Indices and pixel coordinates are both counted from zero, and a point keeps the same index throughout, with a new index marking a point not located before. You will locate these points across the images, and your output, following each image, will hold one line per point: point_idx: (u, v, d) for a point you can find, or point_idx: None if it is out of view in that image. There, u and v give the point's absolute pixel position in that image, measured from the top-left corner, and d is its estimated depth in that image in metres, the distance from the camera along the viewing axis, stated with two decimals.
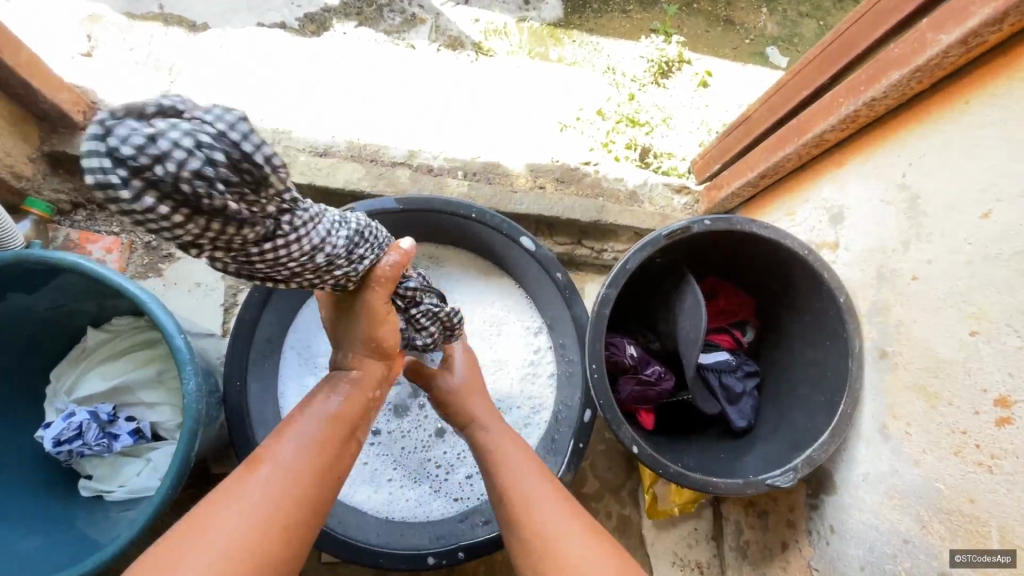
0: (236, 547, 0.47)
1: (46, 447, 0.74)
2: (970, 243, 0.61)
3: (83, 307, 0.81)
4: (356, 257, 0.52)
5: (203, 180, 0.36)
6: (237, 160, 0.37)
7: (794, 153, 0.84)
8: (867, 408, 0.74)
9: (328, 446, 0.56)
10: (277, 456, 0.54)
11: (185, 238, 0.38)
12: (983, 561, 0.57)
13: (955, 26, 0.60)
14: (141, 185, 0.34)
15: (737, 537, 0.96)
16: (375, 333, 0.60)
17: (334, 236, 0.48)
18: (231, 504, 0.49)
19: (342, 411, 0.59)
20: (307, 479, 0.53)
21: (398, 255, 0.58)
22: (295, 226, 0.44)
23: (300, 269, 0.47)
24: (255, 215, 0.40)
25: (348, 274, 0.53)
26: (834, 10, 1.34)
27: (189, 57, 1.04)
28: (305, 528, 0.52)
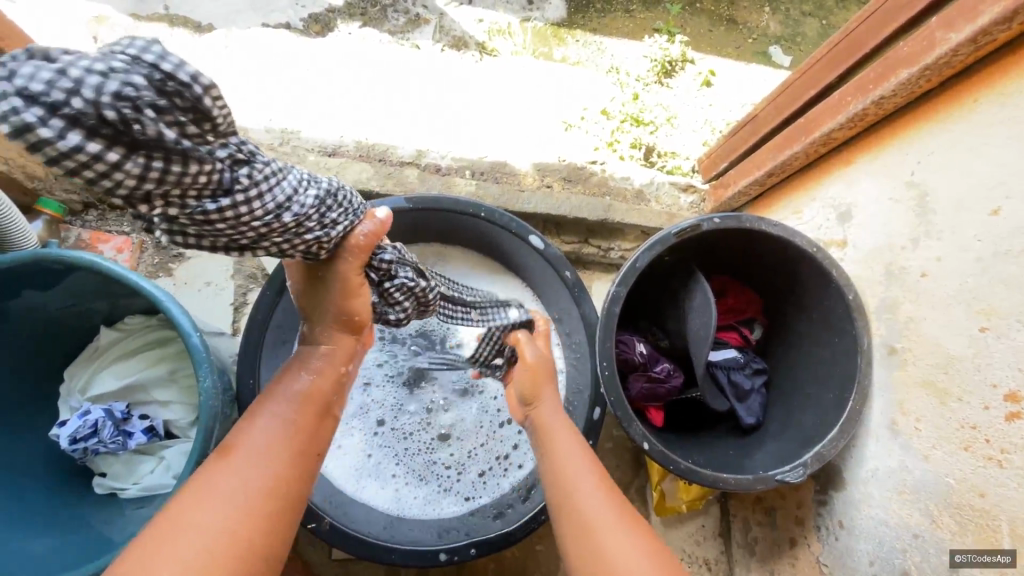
0: (220, 531, 0.49)
1: (62, 445, 0.75)
2: (980, 239, 0.62)
3: (96, 306, 0.82)
4: (329, 222, 0.55)
5: (132, 106, 0.38)
6: (161, 87, 0.39)
7: (802, 151, 0.85)
8: (876, 405, 0.74)
9: (301, 428, 0.58)
10: (253, 442, 0.55)
11: (136, 184, 0.41)
12: (988, 560, 0.58)
13: (965, 25, 0.60)
14: (73, 123, 0.37)
15: (744, 534, 0.96)
16: (344, 304, 0.62)
17: (300, 195, 0.51)
18: (211, 491, 0.51)
19: (312, 392, 0.61)
20: (281, 460, 0.55)
21: (373, 224, 0.60)
22: (247, 172, 0.47)
23: (266, 227, 0.49)
24: (196, 152, 0.42)
25: (324, 238, 0.55)
26: (836, 8, 1.35)
27: (196, 58, 1.05)
28: (283, 509, 0.53)
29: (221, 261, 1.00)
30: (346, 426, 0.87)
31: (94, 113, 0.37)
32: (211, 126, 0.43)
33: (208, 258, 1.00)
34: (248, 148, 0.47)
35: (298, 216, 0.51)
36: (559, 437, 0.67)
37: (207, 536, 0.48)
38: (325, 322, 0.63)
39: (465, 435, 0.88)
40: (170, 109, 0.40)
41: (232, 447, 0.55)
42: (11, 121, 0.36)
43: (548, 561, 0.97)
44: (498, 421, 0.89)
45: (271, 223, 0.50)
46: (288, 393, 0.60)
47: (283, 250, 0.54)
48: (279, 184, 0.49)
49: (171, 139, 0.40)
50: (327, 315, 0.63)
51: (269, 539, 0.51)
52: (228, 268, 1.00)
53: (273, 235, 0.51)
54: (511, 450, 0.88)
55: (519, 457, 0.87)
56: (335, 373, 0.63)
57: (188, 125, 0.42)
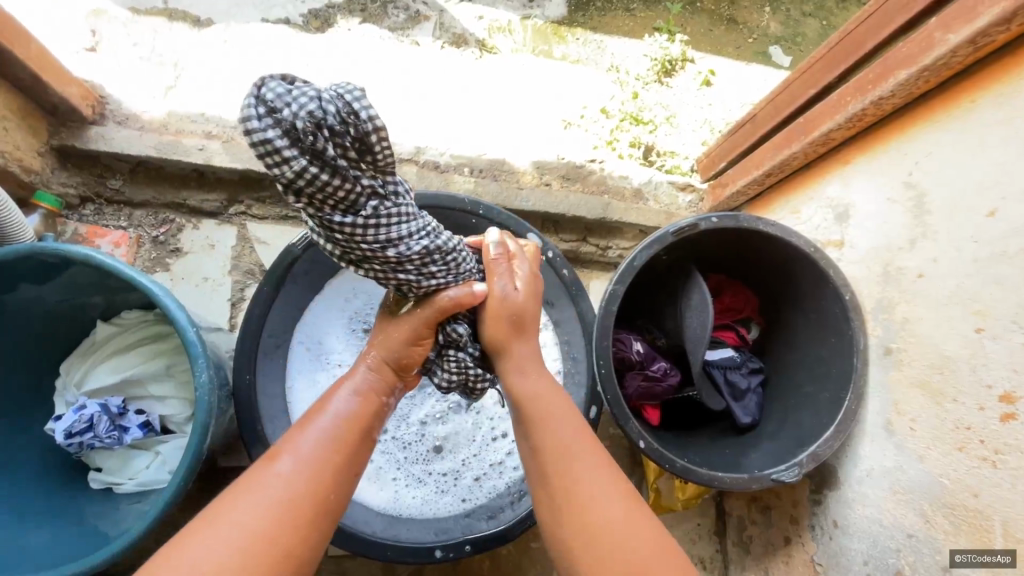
0: (257, 532, 0.48)
1: (57, 439, 0.74)
2: (976, 241, 0.62)
3: (92, 300, 0.81)
4: (427, 271, 0.61)
5: (317, 123, 0.48)
6: (347, 120, 0.50)
7: (800, 151, 0.85)
8: (871, 405, 0.75)
9: (345, 442, 0.58)
10: (298, 449, 0.56)
11: (294, 182, 0.49)
12: (984, 559, 0.58)
13: (963, 26, 0.60)
14: (279, 125, 0.46)
15: (739, 532, 0.96)
16: (403, 346, 0.66)
17: (412, 240, 0.58)
18: (254, 491, 0.51)
19: (358, 410, 0.62)
20: (323, 471, 0.55)
21: (462, 292, 0.64)
22: (377, 206, 0.54)
23: (373, 252, 0.56)
24: (346, 172, 0.51)
25: (414, 281, 0.61)
26: (836, 10, 1.35)
27: (195, 53, 1.04)
28: (321, 515, 0.53)
29: (218, 256, 1.00)
30: None
31: (296, 122, 0.47)
32: (371, 159, 0.53)
33: (206, 254, 0.99)
34: (392, 188, 0.56)
35: (401, 256, 0.58)
36: (557, 407, 0.62)
37: (245, 536, 0.48)
38: (382, 354, 0.66)
39: (458, 446, 0.88)
40: (342, 135, 0.50)
41: (277, 452, 0.56)
42: (240, 112, 0.45)
43: (544, 558, 0.97)
44: (493, 433, 0.89)
45: (383, 250, 0.56)
46: (337, 406, 0.61)
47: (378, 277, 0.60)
48: (400, 224, 0.56)
49: (333, 157, 0.49)
50: (389, 351, 0.66)
51: (303, 546, 0.50)
52: (226, 263, 1.00)
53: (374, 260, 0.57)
54: (506, 456, 0.88)
55: (515, 460, 0.87)
56: (377, 399, 0.64)
57: (351, 154, 0.51)
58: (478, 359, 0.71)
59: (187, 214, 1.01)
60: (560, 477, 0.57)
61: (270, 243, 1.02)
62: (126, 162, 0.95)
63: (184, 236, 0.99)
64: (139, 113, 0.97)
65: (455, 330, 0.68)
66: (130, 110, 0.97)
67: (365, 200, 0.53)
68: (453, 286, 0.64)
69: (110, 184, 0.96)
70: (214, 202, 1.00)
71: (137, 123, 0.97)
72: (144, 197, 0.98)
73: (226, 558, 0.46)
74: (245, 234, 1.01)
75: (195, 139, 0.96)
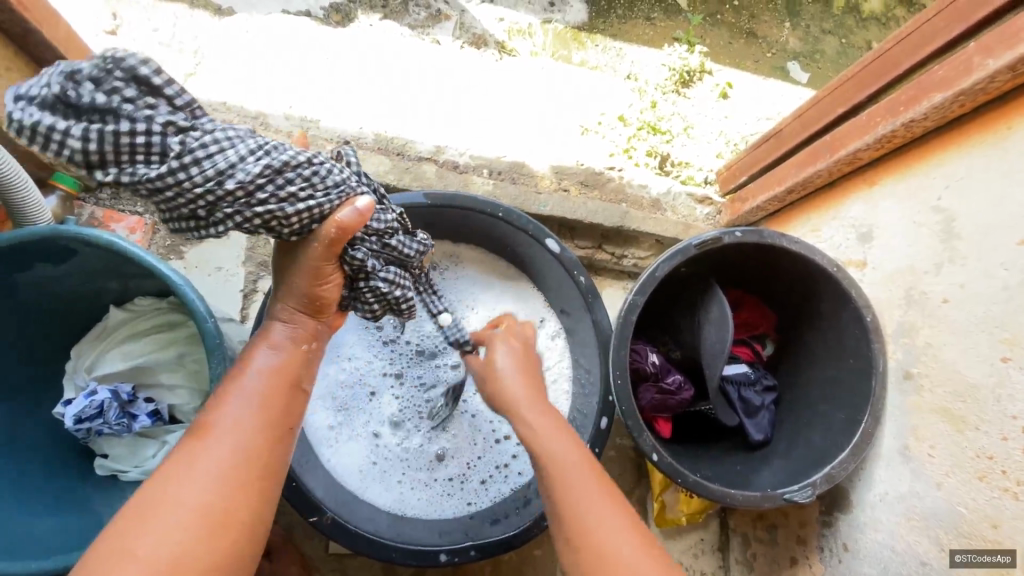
0: (198, 509, 0.49)
1: (67, 424, 0.74)
2: (1006, 269, 0.61)
3: (107, 286, 0.80)
4: (286, 195, 0.52)
5: (71, 85, 0.46)
6: (104, 66, 0.46)
7: (825, 169, 0.84)
8: (889, 429, 0.74)
9: (273, 401, 0.57)
10: (226, 416, 0.54)
11: (92, 148, 0.46)
12: (984, 559, 0.59)
13: (1005, 51, 0.60)
14: (38, 102, 0.46)
15: (743, 549, 0.95)
16: (307, 289, 0.59)
17: (244, 163, 0.50)
18: (186, 470, 0.50)
19: (282, 365, 0.59)
20: (255, 435, 0.54)
21: (352, 218, 0.56)
22: (185, 142, 0.48)
23: (210, 193, 0.49)
24: (125, 110, 0.46)
25: (280, 210, 0.52)
26: (856, 28, 1.34)
27: (216, 42, 1.04)
28: (268, 480, 0.53)
29: (234, 246, 0.99)
30: (347, 431, 0.85)
31: (50, 94, 0.45)
32: (162, 95, 0.49)
33: (221, 243, 0.99)
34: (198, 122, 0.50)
35: (244, 184, 0.50)
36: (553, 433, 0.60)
37: (188, 516, 0.48)
38: (293, 303, 0.61)
39: (460, 450, 0.87)
40: (104, 79, 0.46)
41: (202, 425, 0.53)
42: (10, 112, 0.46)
43: (546, 566, 0.96)
44: (500, 433, 0.89)
45: (220, 187, 0.49)
46: (259, 364, 0.58)
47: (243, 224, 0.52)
48: (225, 153, 0.50)
49: (106, 102, 0.46)
50: (295, 299, 0.60)
51: (253, 514, 0.51)
52: (240, 254, 0.99)
53: (223, 202, 0.50)
54: (511, 459, 0.87)
55: (520, 465, 0.87)
56: (301, 350, 0.62)
57: (129, 94, 0.47)
58: (395, 282, 0.66)
59: None
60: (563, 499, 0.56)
61: None
62: None
63: None
64: None
65: (358, 260, 0.60)
66: None
67: (166, 139, 0.48)
68: (328, 202, 0.55)
69: None
70: None
71: None
72: None
73: (170, 546, 0.46)
74: None
75: None
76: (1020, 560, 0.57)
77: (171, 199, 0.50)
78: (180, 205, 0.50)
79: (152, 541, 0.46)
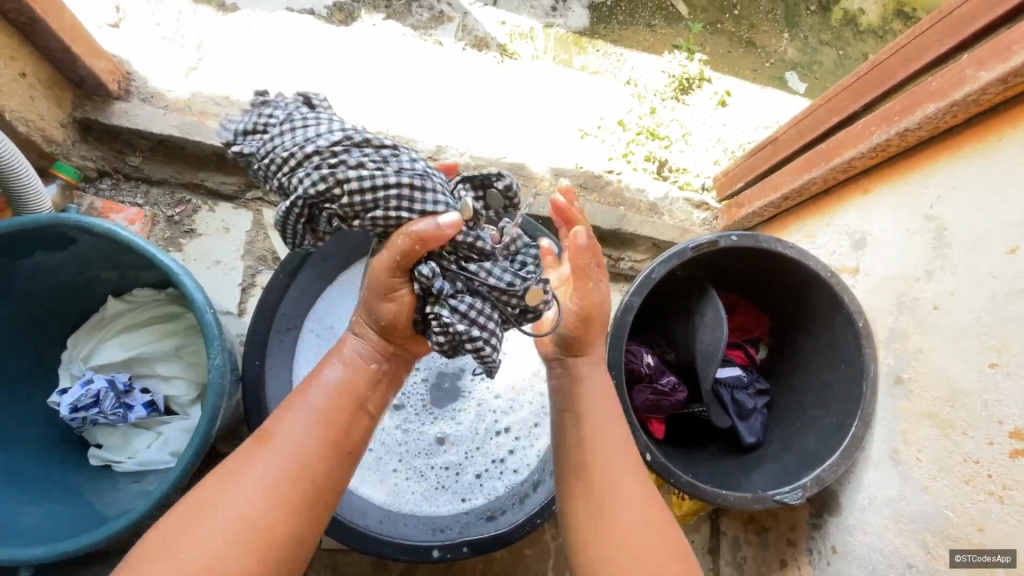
0: (243, 518, 0.50)
1: (62, 413, 0.74)
2: (995, 277, 0.63)
3: (105, 275, 0.80)
4: (354, 162, 0.53)
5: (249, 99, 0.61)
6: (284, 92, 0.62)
7: (820, 176, 0.86)
8: (878, 432, 0.75)
9: (335, 419, 0.57)
10: (292, 425, 0.56)
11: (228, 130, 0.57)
12: (984, 559, 0.59)
13: (997, 64, 0.61)
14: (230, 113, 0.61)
15: (733, 553, 0.96)
16: (377, 303, 0.58)
17: (332, 133, 0.55)
18: (242, 474, 0.52)
19: (349, 384, 0.59)
20: (310, 453, 0.54)
21: (424, 226, 0.53)
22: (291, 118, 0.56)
23: (291, 155, 0.53)
24: (269, 104, 0.58)
25: (340, 172, 0.52)
26: (853, 40, 1.36)
27: (219, 37, 1.04)
28: (314, 502, 0.54)
29: (233, 240, 0.99)
30: None
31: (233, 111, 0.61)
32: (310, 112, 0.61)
33: (220, 237, 0.99)
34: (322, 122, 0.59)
35: (319, 148, 0.53)
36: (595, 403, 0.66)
37: (236, 522, 0.50)
38: (364, 318, 0.61)
39: (460, 438, 0.88)
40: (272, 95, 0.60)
41: (266, 430, 0.56)
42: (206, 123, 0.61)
43: (537, 565, 0.97)
44: (494, 427, 0.89)
45: (304, 149, 0.53)
46: (329, 379, 0.59)
47: (308, 192, 0.53)
48: (319, 127, 0.55)
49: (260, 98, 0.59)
50: (368, 313, 0.60)
51: (294, 532, 0.52)
52: (239, 248, 0.99)
53: (302, 166, 0.53)
54: (507, 455, 0.87)
55: (516, 461, 0.87)
56: (370, 369, 0.61)
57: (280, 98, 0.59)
58: (467, 313, 0.56)
59: (205, 195, 1.00)
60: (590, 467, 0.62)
61: None
62: (147, 139, 0.95)
63: (199, 218, 0.99)
64: (164, 91, 0.98)
65: (424, 275, 0.55)
66: (155, 88, 0.97)
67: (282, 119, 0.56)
68: (406, 215, 0.55)
69: (130, 160, 0.96)
70: (232, 185, 1.00)
71: (162, 101, 0.97)
72: (162, 174, 0.98)
73: (212, 548, 0.48)
74: (260, 219, 1.01)
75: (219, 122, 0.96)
76: (1023, 560, 0.56)
77: (265, 164, 0.55)
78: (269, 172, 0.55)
79: (204, 539, 0.48)
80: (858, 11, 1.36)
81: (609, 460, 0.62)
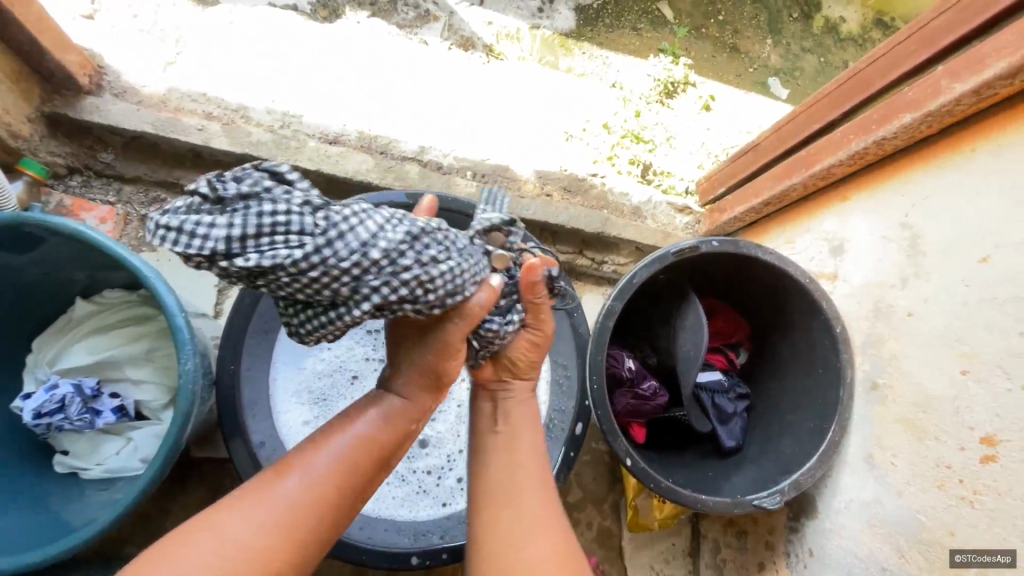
0: (240, 552, 0.47)
1: (24, 419, 0.71)
2: (967, 285, 0.64)
3: (74, 276, 0.78)
4: (427, 259, 0.50)
5: (218, 198, 0.46)
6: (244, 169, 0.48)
7: (800, 183, 0.87)
8: (854, 437, 0.76)
9: (356, 472, 0.55)
10: (315, 464, 0.54)
11: (229, 244, 0.44)
12: (986, 560, 0.57)
13: (970, 76, 0.62)
14: (185, 208, 0.46)
15: (714, 554, 0.96)
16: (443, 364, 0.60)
17: (389, 232, 0.49)
18: (251, 503, 0.50)
19: (374, 437, 0.58)
20: (321, 501, 0.52)
21: (489, 293, 0.57)
22: (327, 219, 0.47)
23: (353, 268, 0.47)
24: (271, 194, 0.47)
25: (422, 272, 0.50)
26: (835, 47, 1.38)
27: (198, 31, 1.01)
28: (309, 549, 0.51)
29: None
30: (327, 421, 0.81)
31: (183, 213, 0.45)
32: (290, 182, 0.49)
33: None
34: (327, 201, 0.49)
35: (384, 251, 0.48)
36: (523, 421, 0.66)
37: (230, 553, 0.47)
38: (415, 372, 0.60)
39: (441, 442, 0.86)
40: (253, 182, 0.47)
41: (286, 462, 0.54)
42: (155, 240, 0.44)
43: None
44: None
45: (367, 255, 0.47)
46: (357, 429, 0.57)
47: (386, 297, 0.49)
48: (365, 225, 0.48)
49: (250, 189, 0.46)
50: (424, 373, 0.60)
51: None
52: None
53: (369, 274, 0.48)
54: None
55: None
56: (402, 427, 0.60)
57: (267, 184, 0.47)
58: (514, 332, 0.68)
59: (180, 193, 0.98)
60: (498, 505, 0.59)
61: None
62: (120, 136, 0.92)
63: None
64: (139, 87, 0.95)
65: (492, 331, 0.63)
66: (129, 83, 0.95)
67: (307, 219, 0.46)
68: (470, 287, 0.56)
69: (102, 157, 0.94)
70: None
71: (136, 97, 0.94)
72: (137, 171, 0.95)
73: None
74: None
75: (195, 119, 0.94)
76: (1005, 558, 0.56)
77: (306, 283, 0.47)
78: (321, 287, 0.47)
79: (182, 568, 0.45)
80: (839, 20, 1.39)
81: (524, 497, 0.59)
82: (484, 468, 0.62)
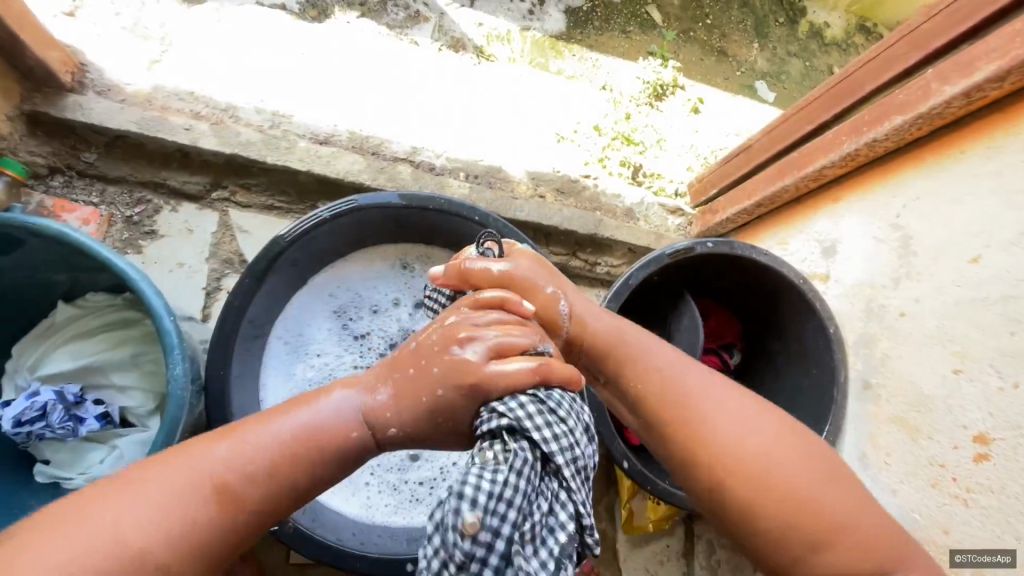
0: (152, 511, 0.41)
1: (4, 427, 0.69)
2: (958, 285, 0.65)
3: (56, 279, 0.76)
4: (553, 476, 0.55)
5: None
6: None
7: (792, 184, 0.87)
8: (848, 436, 0.77)
9: (300, 456, 0.47)
10: (259, 430, 0.47)
11: None
12: (983, 559, 0.57)
13: (960, 79, 0.63)
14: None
15: (707, 556, 0.97)
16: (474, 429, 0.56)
17: None
18: (178, 464, 0.44)
19: (318, 428, 0.48)
20: (254, 475, 0.45)
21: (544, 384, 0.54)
22: None
23: None
24: None
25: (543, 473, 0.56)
26: (819, 52, 1.40)
27: (184, 29, 0.99)
28: (219, 535, 0.43)
29: (196, 243, 0.95)
30: None
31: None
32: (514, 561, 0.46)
33: (183, 239, 0.94)
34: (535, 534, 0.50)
35: None
36: (636, 344, 0.63)
37: (147, 506, 0.42)
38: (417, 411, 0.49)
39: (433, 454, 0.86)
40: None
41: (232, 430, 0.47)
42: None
43: None
44: None
45: None
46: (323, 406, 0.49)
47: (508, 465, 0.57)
48: None
49: None
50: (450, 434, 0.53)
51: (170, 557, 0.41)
52: (204, 251, 0.95)
53: None
54: None
55: None
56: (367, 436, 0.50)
57: None
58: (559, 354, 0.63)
59: (166, 194, 0.95)
60: (678, 424, 0.56)
61: (251, 232, 0.98)
62: (104, 135, 0.90)
63: (160, 218, 0.94)
64: (123, 85, 0.93)
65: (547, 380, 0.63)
66: (113, 81, 0.93)
67: None
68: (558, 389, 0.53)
69: (84, 157, 0.91)
70: (196, 184, 0.95)
71: (120, 95, 0.92)
72: (120, 172, 0.93)
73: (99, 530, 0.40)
74: (227, 221, 0.97)
75: (182, 118, 0.92)
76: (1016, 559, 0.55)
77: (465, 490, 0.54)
78: None
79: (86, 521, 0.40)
80: (823, 25, 1.41)
81: (706, 402, 0.57)
82: (621, 406, 0.63)
